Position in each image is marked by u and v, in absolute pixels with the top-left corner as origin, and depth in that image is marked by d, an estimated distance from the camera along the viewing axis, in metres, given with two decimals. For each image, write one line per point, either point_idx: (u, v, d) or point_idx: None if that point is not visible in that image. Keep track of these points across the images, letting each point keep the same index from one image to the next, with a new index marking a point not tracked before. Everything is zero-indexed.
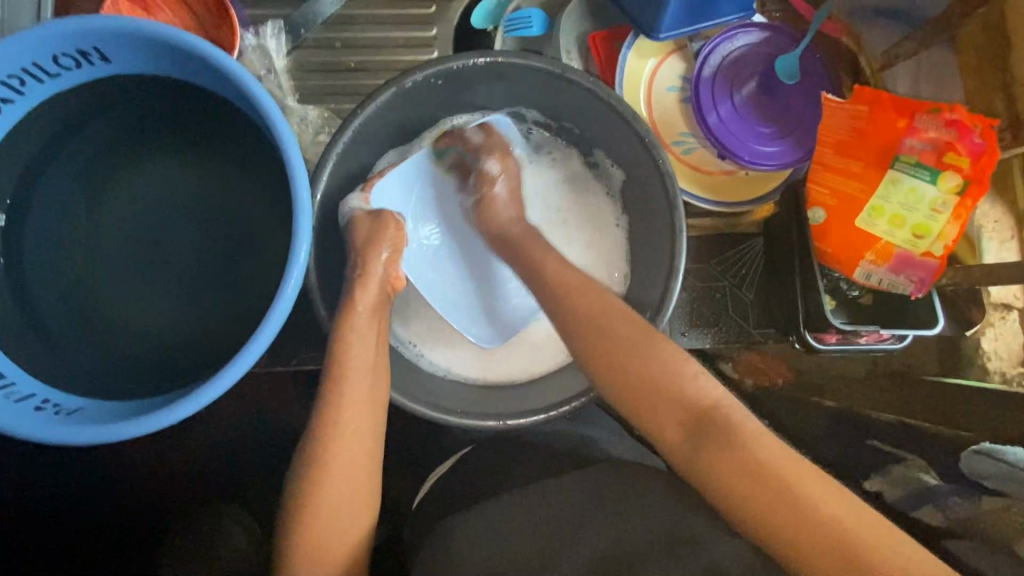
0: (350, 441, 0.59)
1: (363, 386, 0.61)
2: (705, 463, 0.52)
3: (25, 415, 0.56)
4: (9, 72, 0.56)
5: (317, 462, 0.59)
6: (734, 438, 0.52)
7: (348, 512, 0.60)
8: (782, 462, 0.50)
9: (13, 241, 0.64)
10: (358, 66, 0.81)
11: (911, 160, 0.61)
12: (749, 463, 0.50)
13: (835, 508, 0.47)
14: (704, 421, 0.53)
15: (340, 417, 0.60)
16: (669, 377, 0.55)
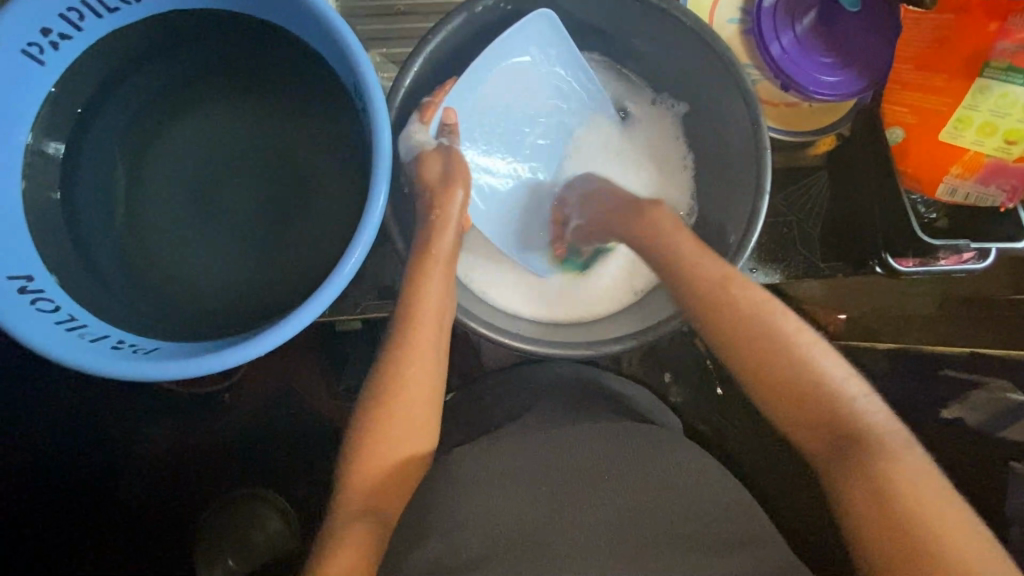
0: (416, 395, 0.61)
1: (433, 315, 0.63)
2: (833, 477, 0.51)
3: (103, 354, 0.54)
4: (68, 5, 0.54)
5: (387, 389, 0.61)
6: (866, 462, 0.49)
7: (414, 437, 0.61)
8: (908, 477, 0.48)
9: (71, 182, 0.62)
10: (407, 9, 0.79)
11: (1003, 65, 0.57)
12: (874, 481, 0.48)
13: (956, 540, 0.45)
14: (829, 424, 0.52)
15: (412, 369, 0.61)
16: (795, 368, 0.54)
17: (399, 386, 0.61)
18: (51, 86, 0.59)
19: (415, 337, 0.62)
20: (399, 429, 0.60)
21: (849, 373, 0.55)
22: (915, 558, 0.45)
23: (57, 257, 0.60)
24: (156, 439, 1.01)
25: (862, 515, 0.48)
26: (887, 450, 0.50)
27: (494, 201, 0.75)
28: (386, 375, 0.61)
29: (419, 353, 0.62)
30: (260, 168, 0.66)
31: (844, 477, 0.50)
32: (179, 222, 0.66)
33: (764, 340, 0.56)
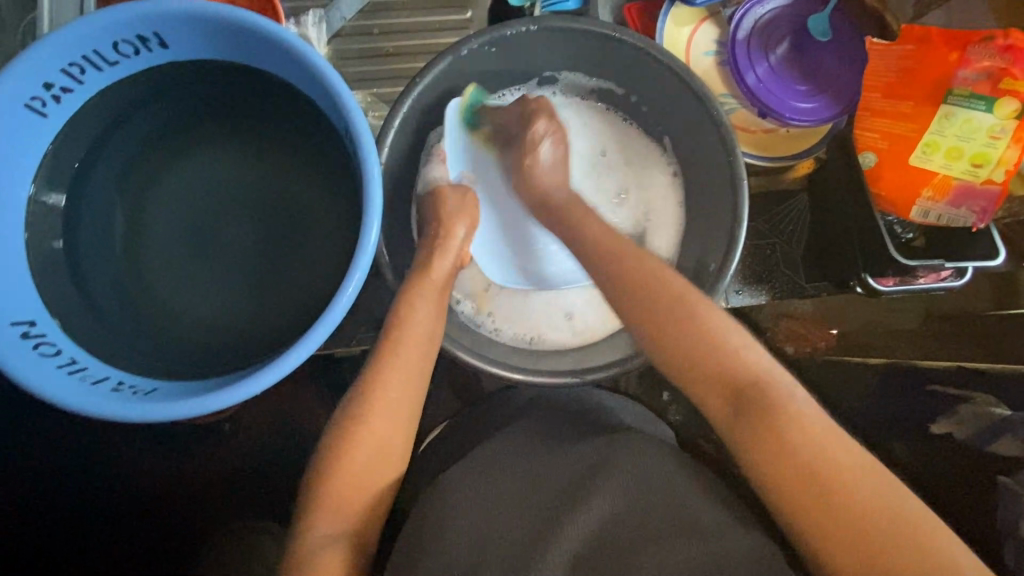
0: (392, 408, 0.61)
1: (416, 343, 0.63)
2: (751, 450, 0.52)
3: (104, 396, 0.56)
4: (69, 60, 0.57)
5: (364, 405, 0.60)
6: (782, 431, 0.51)
7: (385, 464, 0.60)
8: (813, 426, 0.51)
9: (73, 228, 0.64)
10: (397, 50, 0.83)
11: (966, 91, 0.63)
12: (790, 455, 0.50)
13: (884, 503, 0.47)
14: (746, 394, 0.53)
15: (388, 385, 0.61)
16: (702, 348, 0.56)
17: (372, 409, 0.60)
18: (53, 138, 0.61)
19: (393, 368, 0.62)
20: (372, 455, 0.59)
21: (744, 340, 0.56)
22: (859, 531, 0.46)
23: (59, 301, 0.62)
24: (154, 472, 1.01)
25: (789, 488, 0.49)
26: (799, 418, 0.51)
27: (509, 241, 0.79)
28: (360, 407, 0.60)
29: (396, 383, 0.61)
30: (255, 209, 0.68)
31: (755, 442, 0.52)
32: (176, 264, 0.67)
33: (676, 320, 0.57)
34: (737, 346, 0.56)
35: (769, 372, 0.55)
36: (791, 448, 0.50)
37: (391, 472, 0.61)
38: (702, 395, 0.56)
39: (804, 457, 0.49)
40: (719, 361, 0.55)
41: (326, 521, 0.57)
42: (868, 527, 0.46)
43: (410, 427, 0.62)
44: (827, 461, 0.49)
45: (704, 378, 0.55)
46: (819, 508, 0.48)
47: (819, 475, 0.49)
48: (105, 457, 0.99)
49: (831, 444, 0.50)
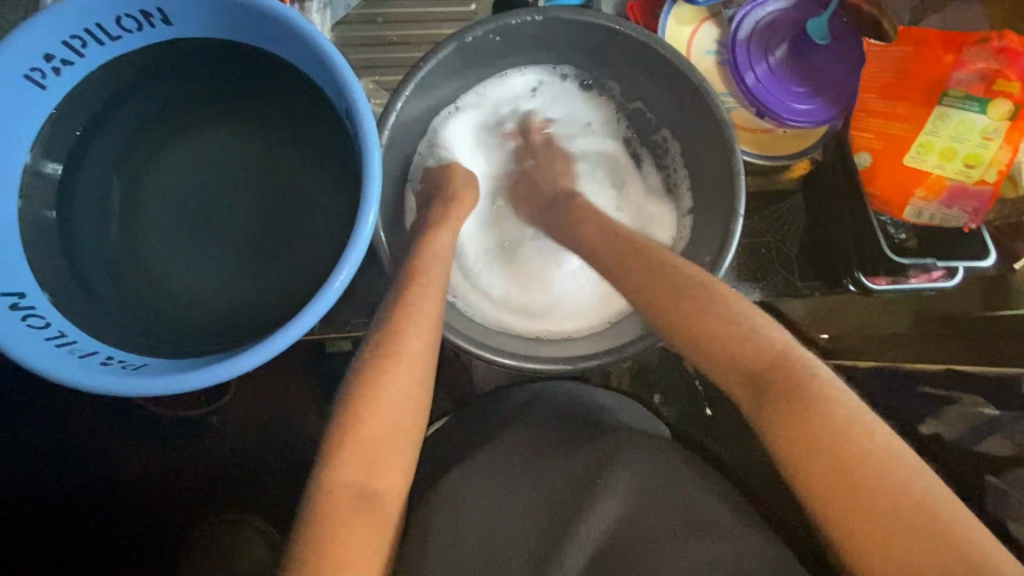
0: (398, 391, 0.58)
1: (428, 318, 0.61)
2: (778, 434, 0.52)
3: (93, 369, 0.55)
4: (72, 32, 0.57)
5: (370, 383, 0.58)
6: (814, 412, 0.51)
7: (396, 431, 0.58)
8: (843, 413, 0.50)
9: (67, 202, 0.64)
10: (400, 39, 0.84)
11: (960, 93, 0.64)
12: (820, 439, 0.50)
13: (867, 442, 0.49)
14: (774, 373, 0.54)
15: (392, 367, 0.59)
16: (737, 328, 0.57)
17: (376, 392, 0.57)
18: (52, 110, 0.61)
19: (404, 336, 0.60)
20: (388, 416, 0.57)
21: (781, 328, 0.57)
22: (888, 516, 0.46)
23: (48, 274, 0.61)
24: (139, 456, 0.99)
25: (783, 438, 0.52)
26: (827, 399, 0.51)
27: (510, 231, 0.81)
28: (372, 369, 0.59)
29: (404, 368, 0.59)
30: (252, 189, 0.68)
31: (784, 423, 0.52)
32: (172, 241, 0.67)
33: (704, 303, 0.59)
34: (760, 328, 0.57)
35: (801, 355, 0.55)
36: (790, 395, 0.52)
37: (409, 439, 0.59)
38: (709, 360, 0.58)
39: (799, 407, 0.52)
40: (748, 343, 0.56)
41: (344, 476, 0.54)
42: (855, 464, 0.48)
43: (425, 398, 0.61)
44: (824, 410, 0.51)
45: (711, 348, 0.58)
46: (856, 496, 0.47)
47: (816, 419, 0.51)
48: (90, 440, 0.98)
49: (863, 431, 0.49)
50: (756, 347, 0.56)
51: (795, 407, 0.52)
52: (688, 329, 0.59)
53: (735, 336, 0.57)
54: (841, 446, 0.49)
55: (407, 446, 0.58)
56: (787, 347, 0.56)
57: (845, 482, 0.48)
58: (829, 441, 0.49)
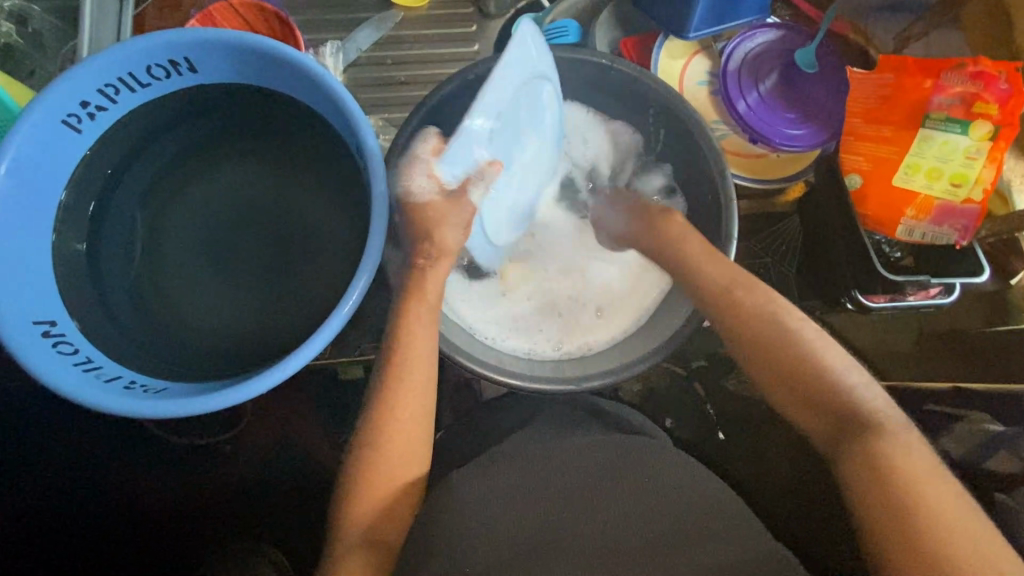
0: (409, 409, 0.65)
1: (423, 338, 0.66)
2: (848, 472, 0.57)
3: (117, 393, 0.58)
4: (106, 81, 0.62)
5: (380, 409, 0.65)
6: (884, 461, 0.55)
7: (398, 451, 0.65)
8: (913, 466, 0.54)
9: (97, 236, 0.69)
10: (407, 79, 0.89)
11: (942, 116, 0.67)
12: (883, 480, 0.54)
13: (950, 512, 0.51)
14: (847, 425, 0.59)
15: (401, 388, 0.65)
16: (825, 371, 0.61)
17: (388, 419, 0.64)
18: (86, 151, 0.66)
19: (404, 361, 0.66)
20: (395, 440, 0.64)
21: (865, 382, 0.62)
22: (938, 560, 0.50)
23: (79, 303, 0.65)
24: (156, 482, 1.01)
25: (863, 489, 0.55)
26: (900, 450, 0.56)
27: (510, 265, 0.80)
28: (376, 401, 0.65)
29: (411, 393, 0.65)
30: (269, 220, 0.72)
31: (852, 464, 0.56)
32: (193, 271, 0.71)
33: (788, 338, 0.63)
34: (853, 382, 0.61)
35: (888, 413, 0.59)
36: (872, 457, 0.56)
37: (416, 460, 0.66)
38: (790, 406, 0.63)
39: (873, 464, 0.56)
40: (833, 388, 0.60)
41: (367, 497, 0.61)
42: (933, 534, 0.51)
43: (428, 417, 0.67)
44: (899, 474, 0.54)
45: (797, 385, 0.62)
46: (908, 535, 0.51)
47: (885, 473, 0.55)
48: (108, 467, 1.00)
49: (926, 481, 0.54)
50: (838, 391, 0.60)
51: (868, 464, 0.55)
52: (772, 364, 0.63)
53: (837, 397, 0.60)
54: (914, 516, 0.52)
55: (413, 463, 0.65)
56: (871, 405, 0.59)
57: (914, 551, 0.50)
58: (905, 499, 0.53)
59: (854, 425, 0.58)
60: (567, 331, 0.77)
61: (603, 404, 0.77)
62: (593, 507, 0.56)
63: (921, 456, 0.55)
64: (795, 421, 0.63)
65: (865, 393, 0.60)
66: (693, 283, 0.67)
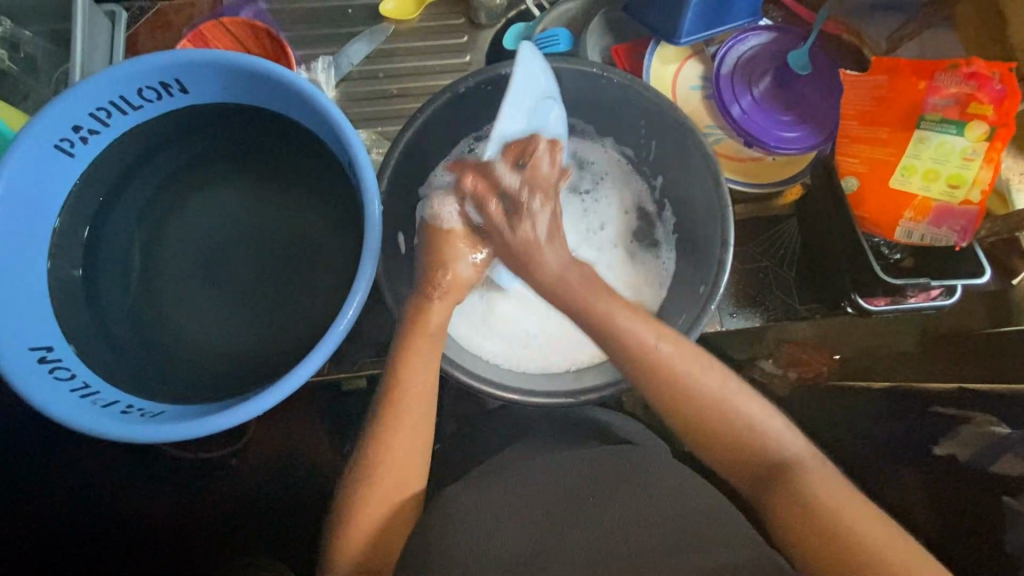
0: (407, 428, 0.63)
1: (424, 355, 0.64)
2: (768, 505, 0.58)
3: (114, 418, 0.58)
4: (97, 105, 0.62)
5: (379, 429, 0.63)
6: (802, 492, 0.56)
7: (390, 469, 0.62)
8: (831, 491, 0.55)
9: (93, 259, 0.69)
10: (399, 92, 0.89)
11: (937, 117, 0.66)
12: (809, 510, 0.55)
13: (884, 545, 0.52)
14: (770, 471, 0.59)
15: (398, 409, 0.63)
16: (724, 410, 0.61)
17: (386, 440, 0.63)
18: (79, 175, 0.66)
19: (402, 379, 0.64)
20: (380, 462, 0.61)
21: (776, 417, 0.62)
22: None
23: (76, 327, 0.65)
24: (158, 502, 1.01)
25: (791, 529, 0.55)
26: (809, 479, 0.57)
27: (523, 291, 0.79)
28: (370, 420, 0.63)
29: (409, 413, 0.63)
30: (263, 238, 0.72)
31: (773, 496, 0.58)
32: (189, 292, 0.71)
33: (687, 377, 0.62)
34: (756, 419, 0.61)
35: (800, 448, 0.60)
36: (794, 495, 0.56)
37: (414, 478, 0.64)
38: (712, 452, 0.62)
39: (800, 504, 0.56)
40: (743, 426, 0.61)
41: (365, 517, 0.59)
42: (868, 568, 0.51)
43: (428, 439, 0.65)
44: (821, 509, 0.55)
45: (710, 435, 0.61)
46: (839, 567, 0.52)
47: (810, 505, 0.55)
48: (110, 487, 1.00)
49: (844, 503, 0.54)
50: (750, 436, 0.60)
51: (795, 505, 0.56)
52: (680, 398, 0.62)
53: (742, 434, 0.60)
54: (856, 553, 0.52)
55: (410, 487, 0.64)
56: (782, 445, 0.60)
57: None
58: (840, 538, 0.53)
59: (769, 469, 0.59)
60: (568, 342, 0.77)
61: (598, 414, 0.75)
62: (592, 521, 0.56)
63: (831, 480, 0.57)
64: (713, 467, 0.63)
65: (770, 427, 0.61)
66: (614, 349, 0.62)
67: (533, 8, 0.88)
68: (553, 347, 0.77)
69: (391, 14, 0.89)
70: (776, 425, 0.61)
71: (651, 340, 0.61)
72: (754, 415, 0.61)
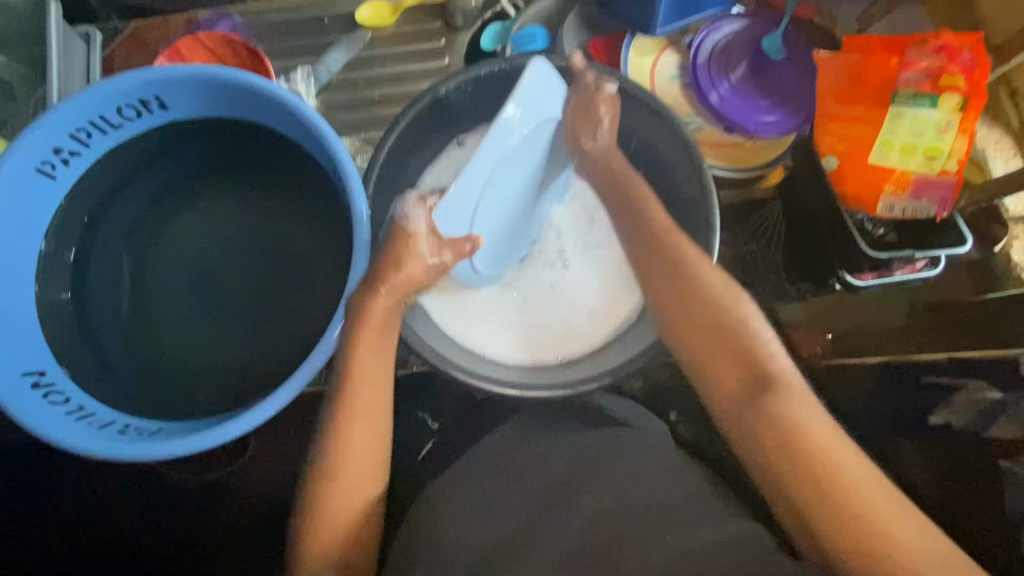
0: (361, 437, 0.62)
1: (372, 362, 0.63)
2: (749, 420, 0.56)
3: (109, 438, 0.57)
4: (77, 126, 0.61)
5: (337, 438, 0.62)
6: (783, 407, 0.55)
7: (372, 474, 0.62)
8: (810, 416, 0.54)
9: (80, 282, 0.68)
10: (380, 97, 0.89)
11: (910, 92, 0.67)
12: (787, 425, 0.54)
13: (851, 464, 0.51)
14: (758, 380, 0.57)
15: (355, 416, 0.62)
16: (726, 312, 0.61)
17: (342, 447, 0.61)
18: (62, 199, 0.66)
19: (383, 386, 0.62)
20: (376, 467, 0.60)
21: (773, 340, 0.60)
22: (840, 503, 0.50)
23: (68, 351, 0.65)
24: (157, 522, 0.99)
25: (773, 441, 0.54)
26: (791, 400, 0.55)
27: (505, 292, 0.79)
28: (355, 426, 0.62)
29: (364, 414, 0.62)
30: (251, 251, 0.72)
31: (751, 413, 0.56)
32: (179, 308, 0.71)
33: (697, 281, 0.63)
34: (754, 330, 0.60)
35: (789, 372, 0.58)
36: (773, 410, 0.55)
37: (374, 478, 0.63)
38: (702, 354, 0.60)
39: (780, 421, 0.54)
40: (736, 335, 0.60)
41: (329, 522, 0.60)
42: (830, 486, 0.51)
43: (383, 447, 0.64)
44: (799, 429, 0.53)
45: (705, 340, 0.60)
46: (814, 487, 0.51)
47: (788, 425, 0.54)
48: (108, 510, 0.98)
49: (819, 429, 0.54)
50: (748, 345, 0.59)
51: (778, 422, 0.54)
52: (688, 295, 0.63)
53: (736, 339, 0.59)
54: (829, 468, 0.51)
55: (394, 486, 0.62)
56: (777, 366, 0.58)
57: (828, 496, 0.50)
58: (813, 451, 0.52)
59: (755, 377, 0.57)
60: (564, 336, 0.76)
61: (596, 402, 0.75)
62: None
63: (811, 404, 0.55)
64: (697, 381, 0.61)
65: (760, 339, 0.60)
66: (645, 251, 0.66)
67: (508, 7, 0.87)
68: (549, 343, 0.76)
69: (367, 21, 0.88)
70: (772, 346, 0.60)
71: (674, 235, 0.65)
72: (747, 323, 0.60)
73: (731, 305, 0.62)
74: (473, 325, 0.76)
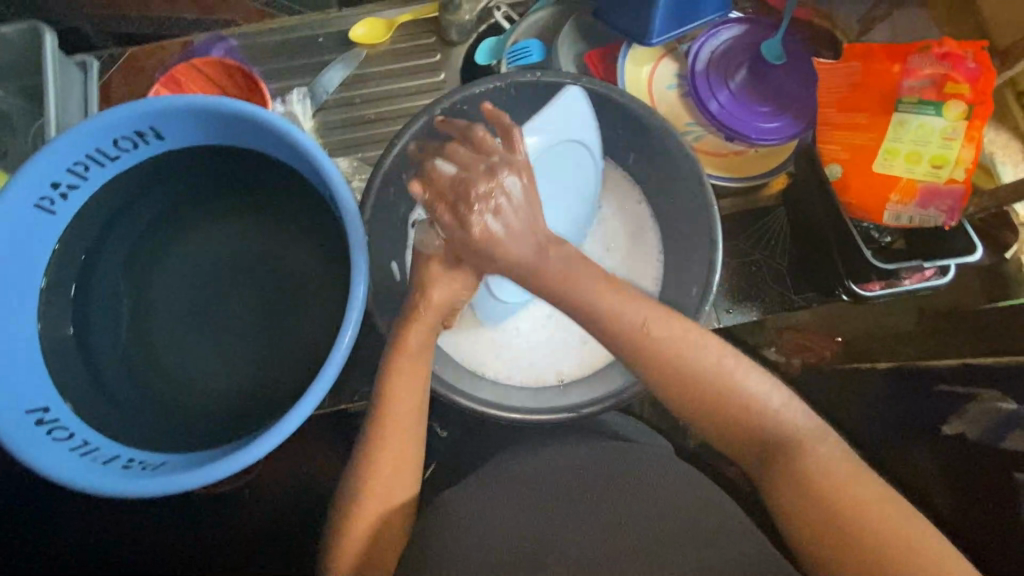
0: (392, 463, 0.61)
1: (411, 384, 0.62)
2: (773, 487, 0.53)
3: (114, 474, 0.57)
4: (74, 160, 0.61)
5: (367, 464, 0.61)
6: (802, 468, 0.52)
7: (384, 502, 0.61)
8: (836, 468, 0.52)
9: (82, 314, 0.68)
10: (376, 117, 0.89)
11: (914, 99, 0.66)
12: (811, 487, 0.51)
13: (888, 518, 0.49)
14: (773, 449, 0.54)
15: (387, 438, 0.61)
16: (713, 382, 0.55)
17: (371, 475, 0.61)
18: (61, 232, 0.66)
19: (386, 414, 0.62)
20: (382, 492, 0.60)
21: (782, 396, 0.55)
22: (887, 569, 0.48)
23: (71, 384, 0.65)
24: (169, 544, 1.00)
25: (806, 510, 0.51)
26: (810, 454, 0.53)
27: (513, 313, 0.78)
28: (358, 452, 0.62)
29: (396, 434, 0.61)
30: (252, 279, 0.72)
31: (773, 481, 0.53)
32: (181, 337, 0.71)
33: (681, 352, 0.56)
34: (758, 395, 0.55)
35: (804, 425, 0.54)
36: (795, 478, 0.52)
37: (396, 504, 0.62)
38: (706, 431, 0.57)
39: (803, 481, 0.52)
40: (733, 406, 0.55)
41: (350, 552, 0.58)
42: (882, 550, 0.48)
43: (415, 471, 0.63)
44: (824, 490, 0.51)
45: (709, 419, 0.56)
46: (856, 552, 0.49)
47: (815, 488, 0.51)
48: (119, 533, 0.99)
49: (850, 481, 0.51)
50: (750, 417, 0.54)
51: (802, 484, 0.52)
52: (678, 388, 0.56)
53: (731, 412, 0.55)
54: (860, 524, 0.49)
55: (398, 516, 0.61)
56: (788, 418, 0.54)
57: (869, 563, 0.48)
58: (845, 513, 0.50)
59: (770, 445, 0.54)
60: (569, 353, 0.76)
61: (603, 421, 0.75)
62: (603, 534, 0.54)
63: (834, 452, 0.53)
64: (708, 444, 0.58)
65: (766, 400, 0.55)
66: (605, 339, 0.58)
67: (502, 20, 0.87)
68: (555, 362, 0.76)
69: (362, 39, 0.89)
70: (776, 398, 0.55)
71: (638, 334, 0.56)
72: (745, 392, 0.55)
73: (724, 371, 0.56)
74: (480, 344, 0.76)
